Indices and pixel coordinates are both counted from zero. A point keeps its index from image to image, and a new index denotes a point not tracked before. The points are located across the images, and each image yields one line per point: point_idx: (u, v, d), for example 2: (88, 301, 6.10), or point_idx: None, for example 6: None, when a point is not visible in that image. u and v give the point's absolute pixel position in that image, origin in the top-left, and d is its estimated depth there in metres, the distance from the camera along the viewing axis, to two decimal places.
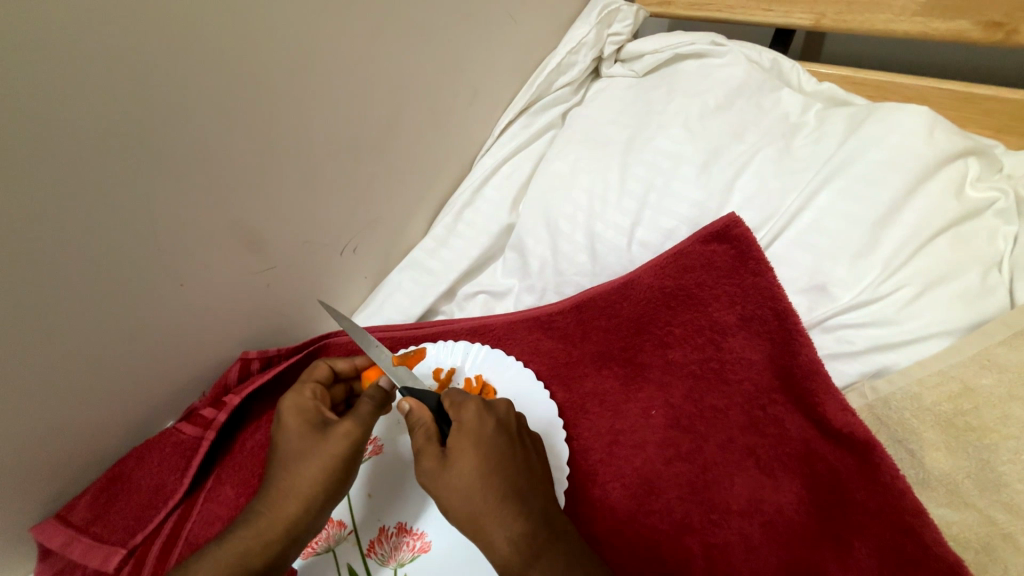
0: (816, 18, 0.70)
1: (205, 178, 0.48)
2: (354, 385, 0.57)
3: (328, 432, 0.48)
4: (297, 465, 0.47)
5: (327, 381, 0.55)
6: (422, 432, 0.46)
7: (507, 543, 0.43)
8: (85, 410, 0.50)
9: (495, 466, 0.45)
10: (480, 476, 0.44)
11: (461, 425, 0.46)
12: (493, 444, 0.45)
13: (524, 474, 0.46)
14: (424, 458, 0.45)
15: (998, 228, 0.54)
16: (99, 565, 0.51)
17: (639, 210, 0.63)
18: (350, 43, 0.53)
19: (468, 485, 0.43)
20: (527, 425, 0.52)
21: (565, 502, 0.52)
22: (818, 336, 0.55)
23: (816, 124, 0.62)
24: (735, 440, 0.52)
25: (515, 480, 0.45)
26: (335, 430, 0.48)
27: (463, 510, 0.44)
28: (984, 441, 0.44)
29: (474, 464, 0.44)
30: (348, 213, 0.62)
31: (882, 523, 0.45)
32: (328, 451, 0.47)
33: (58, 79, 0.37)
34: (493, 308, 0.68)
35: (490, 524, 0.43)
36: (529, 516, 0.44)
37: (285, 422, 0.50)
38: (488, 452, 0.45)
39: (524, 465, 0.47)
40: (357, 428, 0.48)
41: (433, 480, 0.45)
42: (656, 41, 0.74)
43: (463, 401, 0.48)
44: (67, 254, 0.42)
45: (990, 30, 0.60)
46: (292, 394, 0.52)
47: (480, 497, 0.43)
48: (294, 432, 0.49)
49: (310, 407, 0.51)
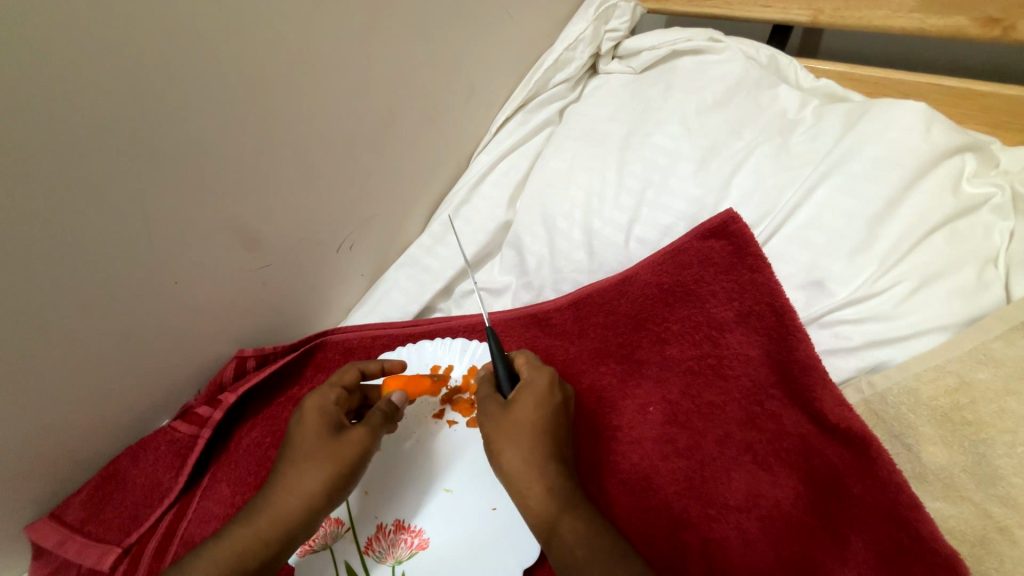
0: (814, 14, 0.70)
1: (199, 177, 0.47)
2: (372, 395, 0.55)
3: (345, 438, 0.48)
4: (310, 463, 0.47)
5: (351, 388, 0.53)
6: (485, 387, 0.51)
7: (542, 493, 0.45)
8: (80, 409, 0.50)
9: (550, 426, 0.47)
10: (538, 432, 0.46)
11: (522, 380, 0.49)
12: (555, 408, 0.48)
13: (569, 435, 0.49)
14: (489, 403, 0.49)
15: (994, 224, 0.53)
16: (93, 564, 0.51)
17: (636, 206, 0.63)
18: (344, 37, 0.53)
19: (521, 438, 0.46)
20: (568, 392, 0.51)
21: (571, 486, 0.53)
22: (815, 332, 0.55)
23: (814, 120, 0.62)
24: (733, 436, 0.52)
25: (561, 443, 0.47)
26: (352, 434, 0.48)
27: (515, 460, 0.46)
28: (980, 435, 0.45)
29: (533, 418, 0.47)
30: (345, 209, 0.62)
31: (879, 517, 0.46)
32: (342, 453, 0.47)
33: (52, 77, 0.37)
34: (490, 305, 0.68)
35: (530, 476, 0.45)
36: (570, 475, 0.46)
37: (306, 417, 0.49)
38: (546, 414, 0.47)
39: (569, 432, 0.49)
40: (370, 436, 0.49)
41: (493, 422, 0.47)
42: (653, 37, 0.74)
43: (540, 364, 0.51)
44: (58, 251, 0.42)
45: (987, 25, 0.60)
46: (318, 394, 0.51)
47: (529, 452, 0.46)
48: (311, 429, 0.48)
49: (333, 410, 0.50)
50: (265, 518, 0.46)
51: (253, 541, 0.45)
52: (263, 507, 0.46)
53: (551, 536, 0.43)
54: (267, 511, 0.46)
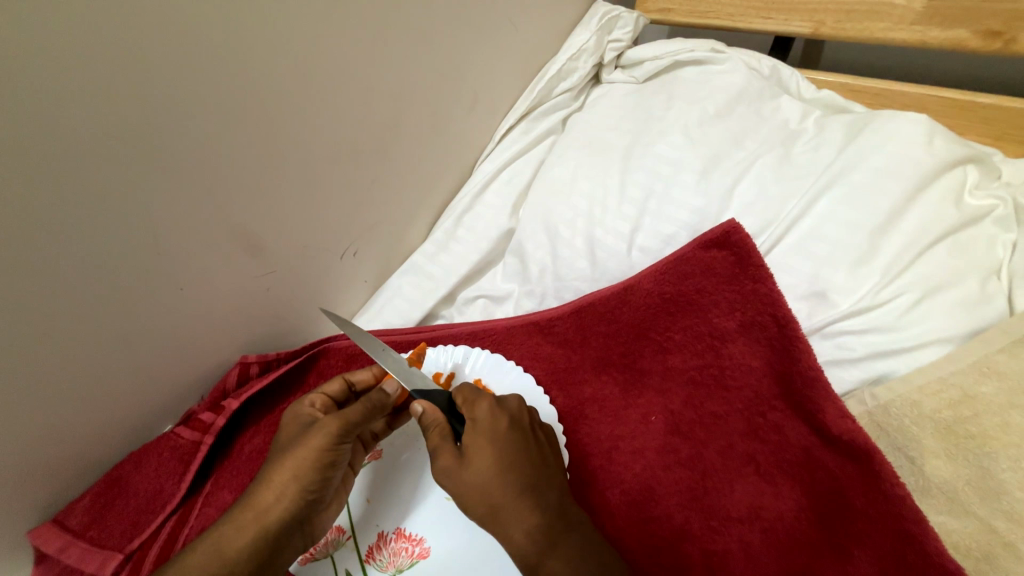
0: (816, 26, 0.70)
1: (203, 183, 0.48)
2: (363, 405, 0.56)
3: (313, 433, 0.48)
4: (278, 463, 0.47)
5: (338, 396, 0.54)
6: (437, 431, 0.47)
7: (523, 531, 0.43)
8: (83, 413, 0.50)
9: (508, 460, 0.45)
10: (497, 472, 0.44)
11: (470, 428, 0.47)
12: (507, 437, 0.47)
13: (535, 465, 0.46)
14: (439, 457, 0.46)
15: (997, 236, 0.53)
16: (94, 571, 0.51)
17: (638, 215, 0.63)
18: (347, 45, 0.53)
19: (484, 480, 0.44)
20: (525, 422, 0.50)
21: (576, 494, 0.53)
22: (817, 342, 0.55)
23: (815, 132, 0.62)
24: (735, 447, 0.52)
25: (528, 475, 0.45)
26: (321, 428, 0.48)
27: (480, 505, 0.44)
28: (985, 448, 0.44)
29: (489, 461, 0.45)
30: (348, 217, 0.62)
31: (884, 533, 0.45)
32: (306, 450, 0.47)
33: (57, 83, 0.37)
34: (493, 312, 0.68)
35: (509, 515, 0.43)
36: (543, 509, 0.44)
37: (285, 425, 0.51)
38: (500, 448, 0.46)
39: (538, 460, 0.47)
40: (341, 426, 0.48)
41: (449, 477, 0.45)
42: (655, 48, 0.74)
43: (476, 398, 0.50)
44: (62, 256, 0.42)
45: (988, 38, 0.60)
46: (296, 402, 0.52)
47: (487, 501, 0.44)
48: (287, 435, 0.50)
49: (308, 415, 0.51)
50: (241, 514, 0.45)
51: (229, 537, 0.44)
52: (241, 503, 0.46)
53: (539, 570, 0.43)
54: (243, 506, 0.45)
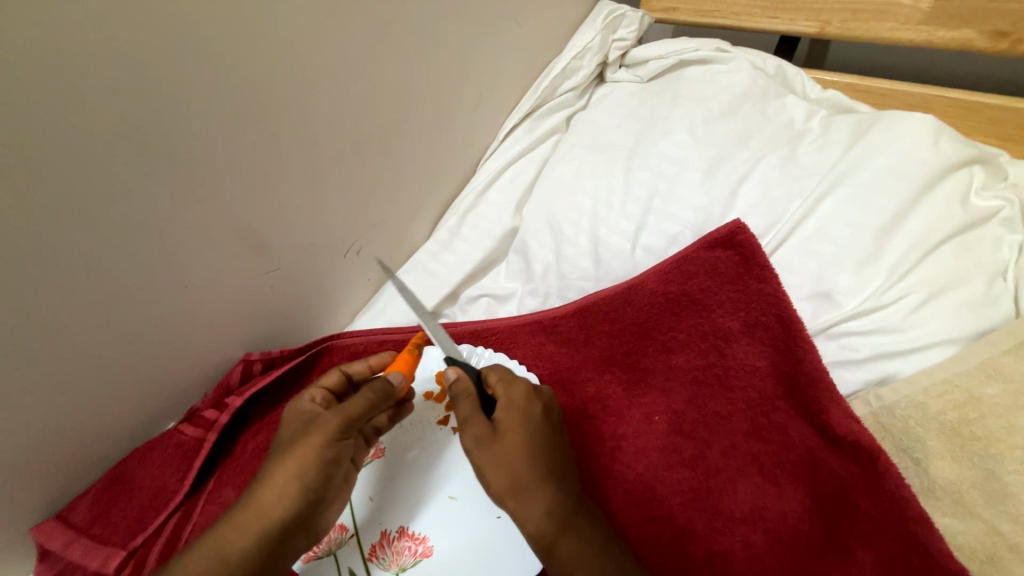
0: (821, 25, 0.70)
1: (209, 180, 0.48)
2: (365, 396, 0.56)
3: (313, 430, 0.47)
4: (279, 461, 0.46)
5: (337, 389, 0.54)
6: (469, 402, 0.46)
7: (542, 513, 0.44)
8: (88, 409, 0.50)
9: (537, 446, 0.46)
10: (526, 455, 0.45)
11: (503, 406, 0.46)
12: (538, 422, 0.47)
13: (558, 454, 0.47)
14: (472, 426, 0.45)
15: (1003, 237, 0.53)
16: (98, 568, 0.51)
17: (643, 214, 0.63)
18: (352, 43, 0.53)
19: (512, 462, 0.44)
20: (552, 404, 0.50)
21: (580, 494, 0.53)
22: (823, 343, 0.54)
23: (821, 131, 0.62)
24: (739, 447, 0.52)
25: (552, 463, 0.46)
26: (321, 424, 0.47)
27: (504, 483, 0.44)
28: (990, 450, 0.44)
29: (519, 441, 0.45)
30: (352, 215, 0.62)
31: (888, 533, 0.45)
32: (307, 446, 0.46)
33: (62, 78, 0.37)
34: (496, 311, 0.68)
35: (529, 498, 0.44)
36: (563, 496, 0.45)
37: (286, 422, 0.51)
38: (530, 431, 0.46)
39: (560, 448, 0.48)
40: (341, 421, 0.48)
41: (478, 450, 0.45)
42: (660, 47, 0.74)
43: (513, 377, 0.49)
44: (66, 252, 0.42)
45: (996, 39, 0.60)
46: (297, 399, 0.52)
47: (510, 482, 0.44)
48: (288, 432, 0.50)
49: (308, 411, 0.51)
50: (242, 513, 0.45)
51: (231, 536, 0.44)
52: (244, 500, 0.46)
53: (548, 550, 0.44)
54: (245, 505, 0.45)
